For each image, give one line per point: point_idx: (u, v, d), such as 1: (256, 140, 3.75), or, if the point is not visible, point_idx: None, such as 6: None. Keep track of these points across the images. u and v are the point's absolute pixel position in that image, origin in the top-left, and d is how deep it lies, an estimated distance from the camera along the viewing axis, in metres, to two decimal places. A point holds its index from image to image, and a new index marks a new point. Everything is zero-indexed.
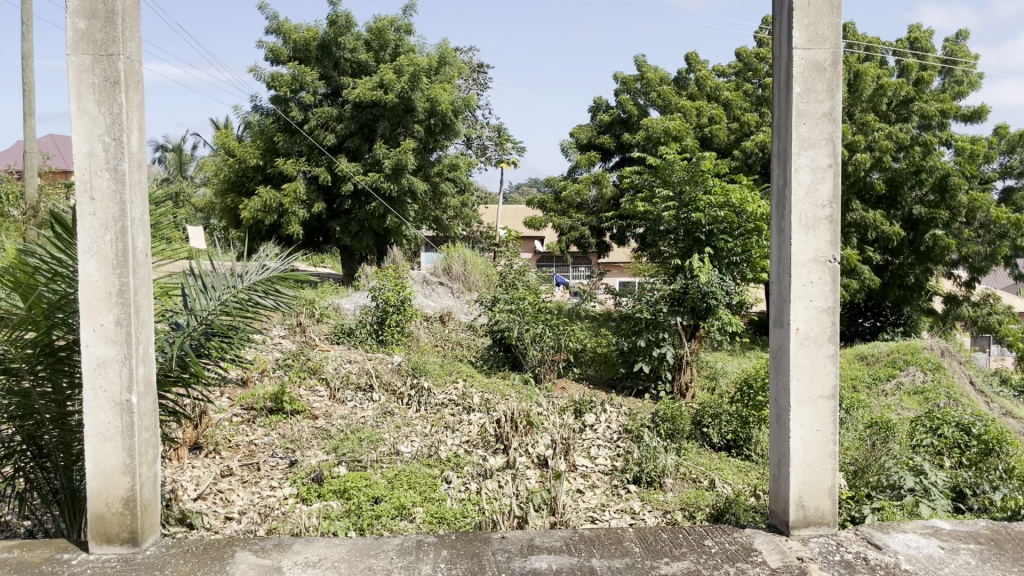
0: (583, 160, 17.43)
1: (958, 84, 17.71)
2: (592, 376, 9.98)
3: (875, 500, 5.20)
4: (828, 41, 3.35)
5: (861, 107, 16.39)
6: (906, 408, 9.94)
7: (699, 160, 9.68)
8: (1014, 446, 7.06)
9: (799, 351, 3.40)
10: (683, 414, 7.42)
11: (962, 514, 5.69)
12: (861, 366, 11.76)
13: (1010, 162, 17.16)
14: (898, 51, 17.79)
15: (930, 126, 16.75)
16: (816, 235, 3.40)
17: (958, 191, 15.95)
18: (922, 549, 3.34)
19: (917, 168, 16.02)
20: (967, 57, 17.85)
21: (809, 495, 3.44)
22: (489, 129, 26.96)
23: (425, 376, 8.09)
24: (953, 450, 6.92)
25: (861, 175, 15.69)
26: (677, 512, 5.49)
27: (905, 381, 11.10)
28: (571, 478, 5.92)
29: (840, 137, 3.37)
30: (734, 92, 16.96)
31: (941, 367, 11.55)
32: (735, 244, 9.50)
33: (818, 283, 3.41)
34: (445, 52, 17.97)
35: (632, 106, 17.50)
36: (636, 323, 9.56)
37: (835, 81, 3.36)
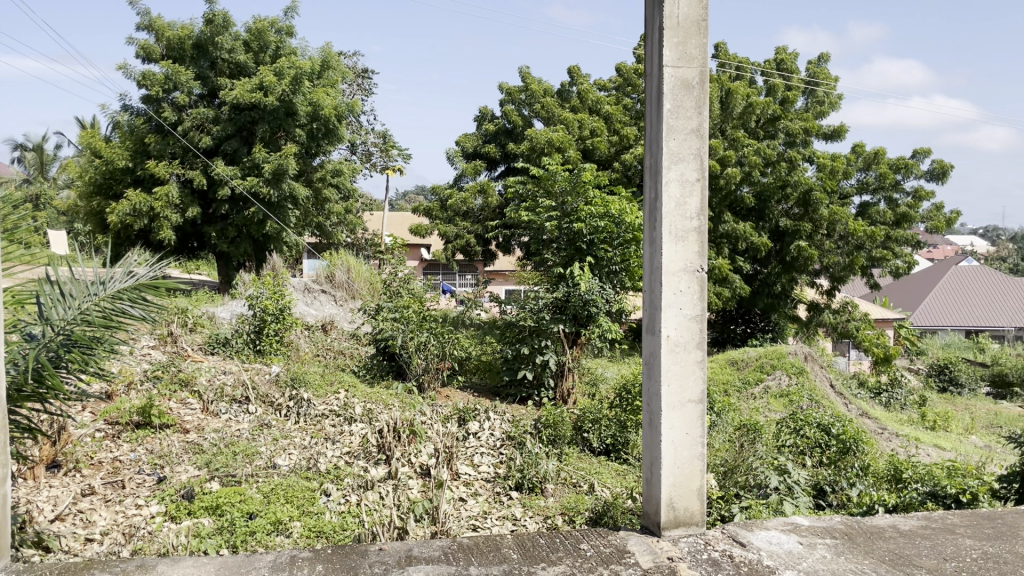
0: (469, 169, 17.54)
1: (820, 104, 18.83)
2: (476, 384, 10.02)
3: (743, 499, 5.48)
4: (696, 60, 3.52)
5: (732, 124, 17.18)
6: (772, 411, 10.47)
7: (580, 172, 9.90)
8: (869, 445, 7.53)
9: (670, 357, 3.53)
10: (564, 419, 7.54)
11: (823, 510, 6.07)
12: (732, 371, 12.25)
13: (867, 178, 18.33)
14: (766, 72, 18.72)
15: (795, 143, 17.76)
16: (684, 245, 3.55)
17: (820, 205, 16.94)
18: (783, 545, 3.53)
19: (783, 182, 16.89)
20: (828, 79, 18.97)
21: (679, 496, 3.57)
22: (374, 135, 26.68)
23: (305, 387, 7.90)
24: (814, 449, 7.31)
25: (732, 189, 16.45)
26: (558, 517, 5.57)
27: (772, 385, 11.66)
28: (454, 487, 5.92)
29: (706, 153, 3.55)
30: (614, 106, 17.45)
31: (804, 371, 12.20)
32: (614, 253, 9.76)
33: (687, 292, 3.56)
34: (328, 56, 17.68)
35: (516, 116, 17.72)
36: (521, 331, 9.65)
37: (702, 98, 3.53)
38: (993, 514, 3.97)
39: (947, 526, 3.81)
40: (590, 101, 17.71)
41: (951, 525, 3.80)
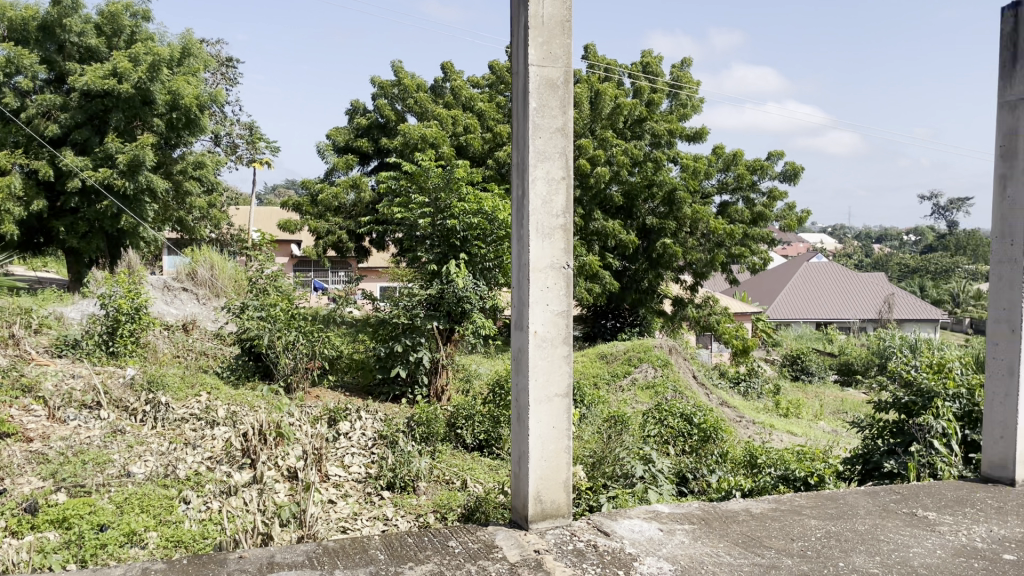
0: (341, 163, 17.21)
1: (683, 106, 19.56)
2: (348, 383, 9.85)
3: (611, 489, 5.66)
4: (560, 60, 3.58)
5: (601, 124, 17.60)
6: (639, 403, 10.81)
7: (453, 168, 9.84)
8: (727, 433, 7.91)
9: (537, 353, 3.58)
10: (438, 417, 7.51)
11: (685, 496, 6.34)
12: (602, 364, 12.56)
13: (726, 179, 19.19)
14: (632, 74, 19.29)
15: (660, 144, 18.41)
16: (551, 243, 3.61)
17: (683, 204, 17.62)
18: (644, 533, 3.65)
19: (649, 181, 17.49)
20: (690, 83, 19.78)
21: (546, 489, 3.64)
22: (240, 126, 25.72)
23: (163, 390, 7.52)
24: (677, 438, 7.59)
25: (601, 188, 16.87)
26: (429, 515, 5.56)
27: (639, 376, 12.05)
28: (323, 489, 5.79)
29: (571, 153, 3.62)
30: (487, 103, 17.51)
31: (669, 363, 12.65)
32: (488, 249, 9.85)
33: (553, 288, 3.63)
34: (188, 43, 16.91)
35: (389, 111, 17.52)
36: (393, 329, 9.52)
37: (566, 99, 3.61)
38: (836, 495, 4.24)
39: (795, 507, 4.04)
40: (464, 97, 17.69)
41: (799, 507, 4.04)
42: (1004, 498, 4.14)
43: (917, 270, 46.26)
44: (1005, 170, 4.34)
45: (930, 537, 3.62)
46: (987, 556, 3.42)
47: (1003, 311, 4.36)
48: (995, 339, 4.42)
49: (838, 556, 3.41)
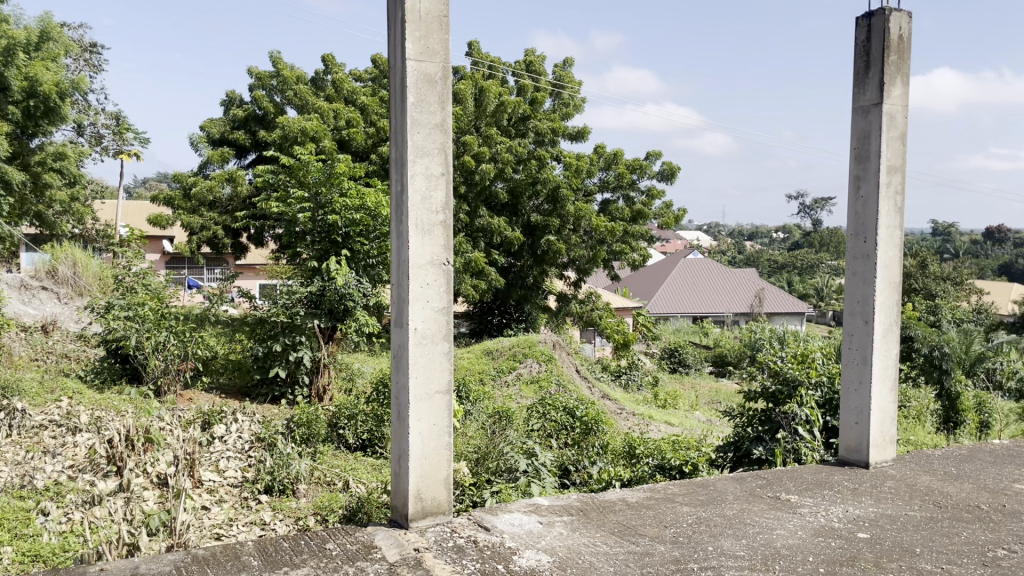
0: (216, 156, 16.58)
1: (565, 105, 19.86)
2: (223, 385, 9.50)
3: (494, 484, 5.70)
4: (438, 56, 3.57)
5: (485, 121, 17.67)
6: (523, 398, 10.93)
7: (334, 163, 9.63)
8: (608, 425, 8.10)
9: (417, 350, 3.56)
10: (319, 417, 7.34)
11: (568, 488, 6.45)
12: (487, 360, 12.62)
13: (607, 178, 19.62)
14: (516, 72, 19.45)
15: (544, 142, 18.64)
16: (431, 239, 3.59)
17: (566, 201, 17.91)
18: (524, 526, 3.69)
19: (533, 179, 17.70)
20: (572, 83, 20.12)
21: (427, 487, 3.62)
22: (105, 116, 24.36)
23: (18, 396, 7.03)
24: (560, 431, 7.72)
25: (486, 185, 16.94)
26: (309, 518, 5.43)
27: (523, 371, 12.18)
28: (196, 495, 5.57)
29: (450, 149, 3.61)
30: (370, 97, 17.24)
31: (553, 358, 12.84)
32: (371, 246, 9.71)
33: (433, 284, 3.62)
34: (48, 26, 15.88)
35: (267, 103, 17.02)
36: (271, 327, 9.24)
37: (445, 94, 3.59)
38: (708, 481, 4.41)
39: (668, 495, 4.18)
40: (346, 91, 17.35)
41: (672, 495, 4.18)
42: (858, 480, 4.42)
43: (785, 266, 48.78)
44: (859, 171, 4.62)
45: (793, 519, 3.82)
46: (843, 535, 3.63)
47: (858, 304, 4.65)
48: (851, 332, 4.70)
49: (707, 541, 3.55)
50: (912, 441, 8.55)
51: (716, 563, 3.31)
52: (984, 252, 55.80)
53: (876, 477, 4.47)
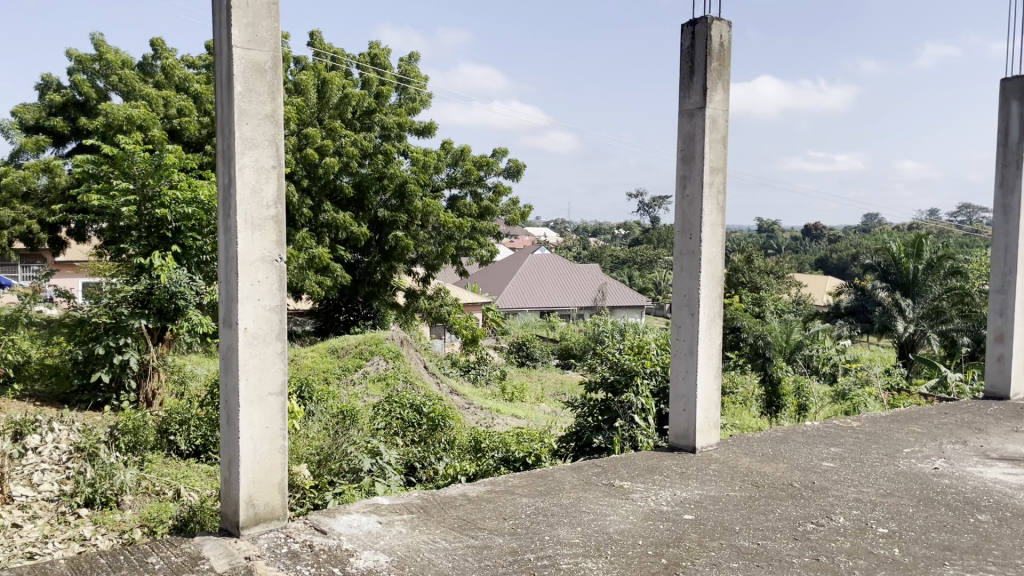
0: (30, 144, 15.28)
1: (411, 100, 19.73)
2: (38, 393, 8.80)
3: (337, 485, 5.62)
4: (267, 44, 3.44)
5: (328, 114, 17.28)
6: (370, 396, 10.79)
7: (162, 154, 9.16)
8: (455, 420, 8.15)
9: (247, 351, 3.41)
10: (147, 424, 6.94)
11: (413, 486, 6.45)
12: (332, 359, 12.35)
13: (455, 174, 19.64)
14: (360, 65, 19.11)
15: (390, 137, 18.42)
16: (261, 234, 3.45)
17: (414, 197, 17.80)
18: (362, 527, 3.63)
19: (379, 174, 17.49)
20: (418, 78, 20.02)
21: (259, 493, 3.49)
22: None
23: None
24: (407, 429, 7.67)
25: (330, 178, 16.56)
26: (135, 530, 5.12)
27: (370, 370, 12.04)
28: (5, 512, 5.13)
29: (280, 140, 3.49)
30: (204, 85, 16.32)
31: (400, 355, 12.76)
32: (204, 242, 9.26)
33: (264, 282, 3.48)
34: None
35: (89, 89, 15.86)
36: (93, 329, 8.63)
37: (275, 85, 3.47)
38: (547, 472, 4.51)
39: (508, 487, 4.24)
40: (177, 78, 16.42)
41: (511, 487, 4.24)
42: (686, 464, 4.66)
43: (626, 262, 50.79)
44: (685, 171, 4.85)
45: (625, 505, 3.97)
46: (671, 518, 3.82)
47: (685, 297, 4.89)
48: (679, 324, 4.94)
49: (544, 531, 3.63)
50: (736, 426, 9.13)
51: (552, 552, 3.38)
52: (803, 248, 60.40)
53: (702, 461, 4.73)
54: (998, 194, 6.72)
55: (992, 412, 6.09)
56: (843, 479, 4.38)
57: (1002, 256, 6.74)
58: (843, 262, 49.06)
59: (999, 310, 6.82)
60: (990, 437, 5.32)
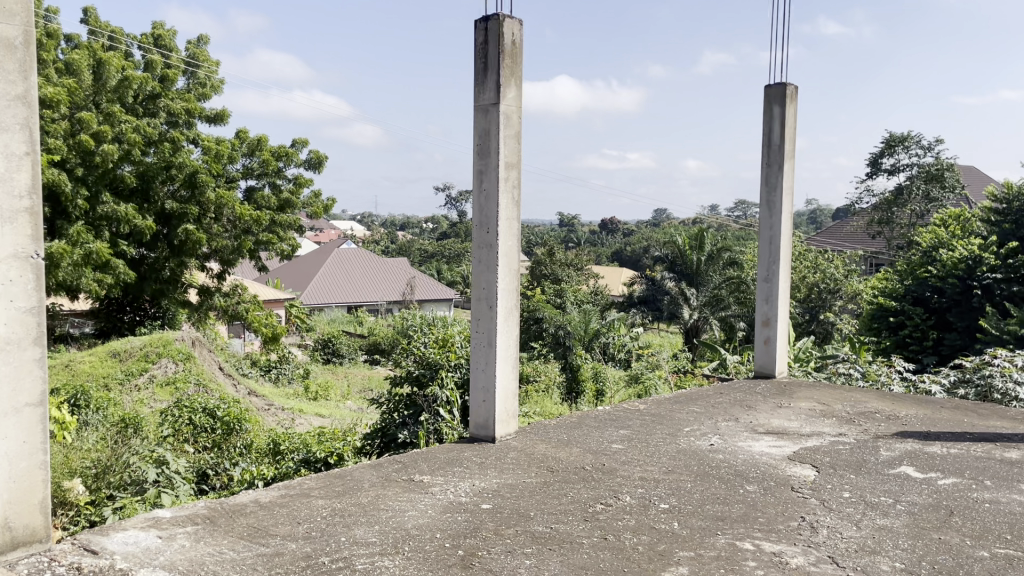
0: None
1: (201, 86, 18.65)
2: None
3: (117, 499, 5.21)
4: (16, 17, 3.08)
5: (106, 97, 15.99)
6: (157, 401, 10.13)
7: None
8: (252, 422, 7.83)
9: None
10: None
11: (205, 494, 6.13)
12: (113, 363, 11.39)
13: (251, 164, 18.78)
14: (143, 46, 17.81)
15: (177, 124, 17.31)
16: (13, 228, 3.10)
17: (206, 188, 16.82)
18: (139, 543, 3.36)
19: (167, 163, 16.42)
20: (208, 62, 18.96)
21: (15, 515, 3.14)
22: None
23: None
24: (198, 434, 7.25)
25: (110, 167, 15.31)
26: None
27: (157, 373, 11.27)
28: None
29: (36, 125, 3.14)
30: None
31: (191, 356, 12.07)
32: None
33: (17, 281, 3.13)
34: None
35: None
36: None
37: (27, 64, 3.12)
38: (344, 471, 4.41)
39: (304, 490, 4.10)
40: None
41: (307, 489, 4.11)
42: (485, 454, 4.73)
43: (434, 256, 50.98)
44: (481, 165, 4.89)
45: (424, 499, 3.96)
46: (469, 509, 3.85)
47: (483, 290, 4.95)
48: (478, 317, 4.99)
49: (340, 532, 3.53)
50: (529, 414, 9.42)
51: (347, 553, 3.30)
52: (601, 242, 63.32)
53: (501, 450, 4.81)
54: (763, 192, 7.36)
55: (759, 390, 6.68)
56: (631, 460, 4.63)
57: (767, 248, 7.40)
58: (636, 254, 51.93)
59: (765, 296, 7.49)
60: (758, 413, 5.82)
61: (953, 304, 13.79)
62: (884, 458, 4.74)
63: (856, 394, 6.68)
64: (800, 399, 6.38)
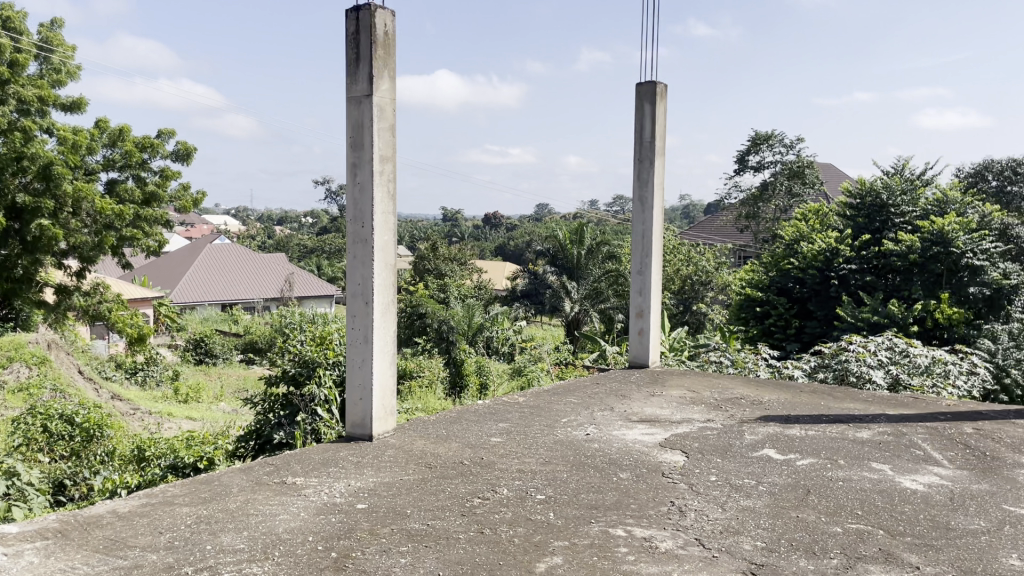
0: None
1: (56, 72, 17.51)
2: None
3: None
4: None
5: None
6: (7, 408, 9.46)
7: None
8: (115, 428, 7.45)
9: None
10: None
11: (63, 506, 5.80)
12: None
13: (113, 155, 17.75)
14: None
15: (29, 112, 16.20)
16: None
17: (63, 180, 15.76)
18: None
19: (18, 154, 15.29)
20: (63, 47, 17.82)
21: None
22: None
23: None
24: (55, 443, 6.83)
25: None
26: None
27: (8, 378, 10.51)
28: None
29: None
30: None
31: (47, 360, 11.32)
32: None
33: None
34: None
35: None
36: None
37: None
38: (212, 477, 4.24)
39: (167, 498, 3.91)
40: None
41: (171, 497, 3.92)
42: (362, 453, 4.65)
43: (314, 251, 49.77)
44: (355, 159, 4.79)
45: (296, 502, 3.85)
46: (343, 509, 3.77)
47: (358, 286, 4.85)
48: (353, 313, 4.89)
49: (206, 540, 3.39)
50: (410, 411, 9.35)
51: (213, 562, 3.16)
52: (484, 236, 63.45)
53: (378, 448, 4.75)
54: (635, 187, 7.56)
55: (634, 380, 6.87)
56: (508, 452, 4.66)
57: (640, 242, 7.61)
58: (519, 249, 52.31)
59: (638, 289, 7.70)
60: (632, 402, 5.99)
61: (813, 293, 14.67)
62: (748, 441, 4.96)
63: (723, 381, 6.97)
64: (672, 387, 6.60)
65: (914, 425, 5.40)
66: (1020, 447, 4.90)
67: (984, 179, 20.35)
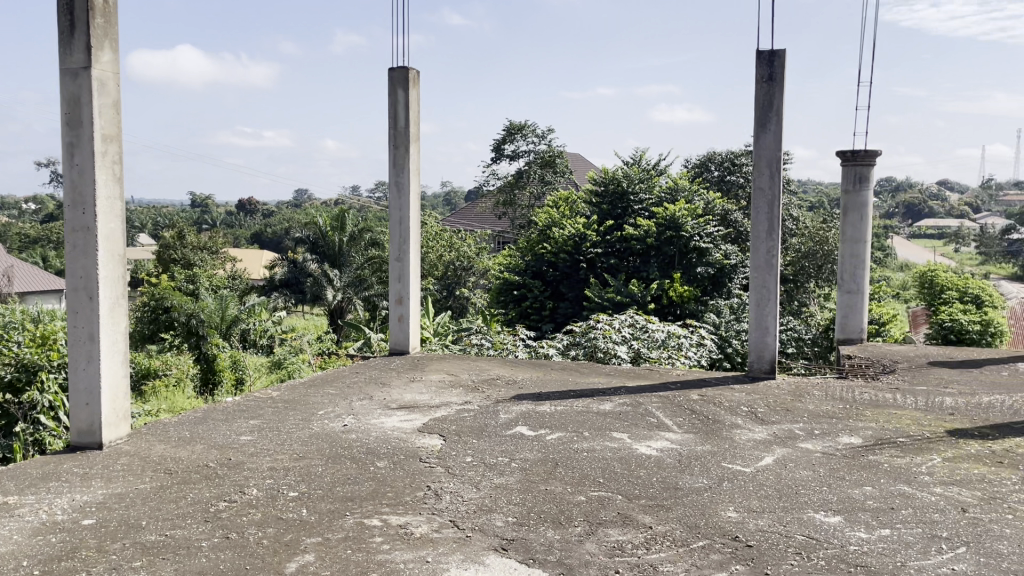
0: None
1: None
2: None
3: None
4: None
5: None
6: None
7: None
8: None
9: None
10: None
11: None
12: None
13: None
14: None
15: None
16: None
17: None
18: None
19: None
20: None
21: None
22: None
23: None
24: None
25: None
26: None
27: None
28: None
29: None
30: None
31: None
32: None
33: None
34: None
35: None
36: None
37: None
38: None
39: None
40: None
41: None
42: (90, 464, 4.22)
43: (38, 241, 44.41)
44: (71, 137, 4.31)
45: (8, 524, 3.41)
46: (65, 528, 3.39)
47: (79, 279, 4.38)
48: (73, 309, 4.41)
49: None
50: (154, 413, 8.70)
51: None
52: (238, 223, 60.17)
53: (110, 457, 4.34)
54: (391, 173, 7.50)
55: (394, 366, 6.84)
56: (258, 451, 4.44)
57: (397, 228, 7.58)
58: (277, 235, 50.26)
59: (397, 276, 7.66)
60: (391, 390, 5.96)
61: (565, 276, 15.50)
62: (502, 421, 5.12)
63: (480, 363, 7.14)
64: (431, 372, 6.66)
65: (650, 395, 5.86)
66: (736, 409, 5.49)
67: (707, 170, 22.55)
